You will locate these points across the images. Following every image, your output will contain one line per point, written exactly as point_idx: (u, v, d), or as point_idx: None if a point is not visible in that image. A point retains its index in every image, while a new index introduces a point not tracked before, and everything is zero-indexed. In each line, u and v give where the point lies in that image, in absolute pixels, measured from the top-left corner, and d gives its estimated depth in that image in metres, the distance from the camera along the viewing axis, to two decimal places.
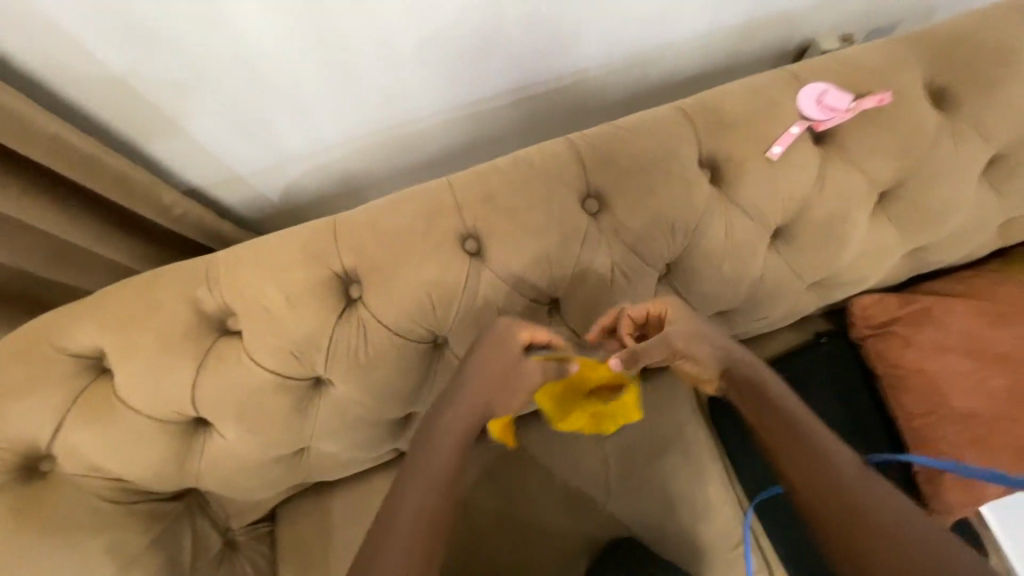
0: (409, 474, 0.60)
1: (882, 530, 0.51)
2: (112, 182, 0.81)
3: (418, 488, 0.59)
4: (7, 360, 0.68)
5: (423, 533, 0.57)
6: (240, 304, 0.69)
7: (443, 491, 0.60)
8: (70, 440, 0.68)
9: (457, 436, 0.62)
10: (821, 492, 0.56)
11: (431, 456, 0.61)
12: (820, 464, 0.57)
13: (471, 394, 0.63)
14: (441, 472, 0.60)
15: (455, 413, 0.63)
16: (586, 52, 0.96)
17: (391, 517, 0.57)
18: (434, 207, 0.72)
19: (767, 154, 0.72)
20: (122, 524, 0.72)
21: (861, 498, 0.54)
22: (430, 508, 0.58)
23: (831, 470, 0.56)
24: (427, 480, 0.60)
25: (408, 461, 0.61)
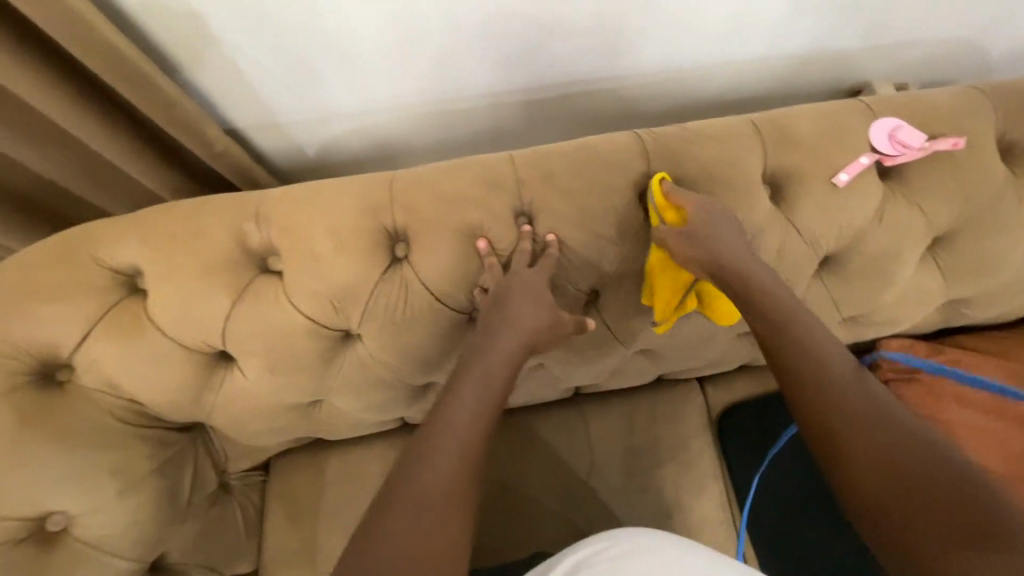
0: (432, 428, 0.58)
1: (919, 474, 0.50)
2: (162, 106, 0.80)
3: (440, 441, 0.57)
4: (44, 263, 0.67)
5: (435, 503, 0.54)
6: (287, 244, 0.69)
7: (468, 451, 0.57)
8: (93, 352, 0.67)
9: (482, 388, 0.60)
10: (847, 436, 0.54)
11: (454, 409, 0.59)
12: (847, 406, 0.55)
13: (511, 335, 0.63)
14: (464, 431, 0.58)
15: (483, 361, 0.62)
16: (645, 49, 0.93)
17: (411, 472, 0.56)
18: (493, 177, 0.71)
19: (833, 180, 0.72)
20: (131, 445, 0.71)
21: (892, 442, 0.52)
22: (454, 472, 0.56)
23: (859, 412, 0.55)
24: (448, 434, 0.57)
25: (431, 416, 0.60)
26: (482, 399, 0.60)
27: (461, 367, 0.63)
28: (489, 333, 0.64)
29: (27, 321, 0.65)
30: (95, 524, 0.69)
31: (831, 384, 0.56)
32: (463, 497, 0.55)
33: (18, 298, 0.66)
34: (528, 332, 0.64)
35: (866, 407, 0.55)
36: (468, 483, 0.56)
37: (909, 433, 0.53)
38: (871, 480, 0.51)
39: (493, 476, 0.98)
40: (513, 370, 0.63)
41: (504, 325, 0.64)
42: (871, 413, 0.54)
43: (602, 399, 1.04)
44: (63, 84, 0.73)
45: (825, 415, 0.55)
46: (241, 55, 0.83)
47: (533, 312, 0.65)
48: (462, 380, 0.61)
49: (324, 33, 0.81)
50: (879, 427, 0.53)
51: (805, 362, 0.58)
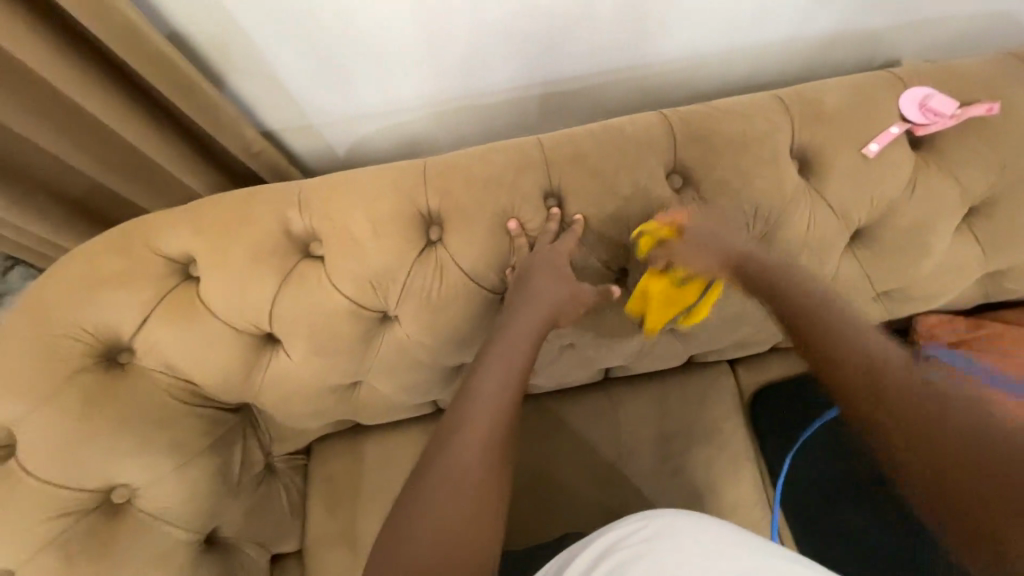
0: (461, 408, 0.62)
1: (979, 453, 0.47)
2: (205, 110, 0.86)
3: (468, 419, 0.61)
4: (107, 253, 0.72)
5: (463, 482, 0.57)
6: (327, 230, 0.72)
7: (495, 427, 0.61)
8: (152, 335, 0.71)
9: (505, 368, 0.64)
10: (899, 432, 0.52)
11: (479, 389, 0.62)
12: (874, 379, 0.56)
13: (533, 313, 0.67)
14: (490, 409, 0.61)
15: (507, 341, 0.66)
16: (669, 37, 0.94)
17: (442, 449, 0.60)
18: (523, 160, 0.74)
19: (862, 151, 0.73)
20: (188, 423, 0.75)
21: (924, 409, 0.52)
22: (483, 446, 0.59)
23: (895, 387, 0.55)
24: (474, 412, 0.61)
25: (458, 397, 0.63)
26: (505, 377, 0.63)
27: (485, 348, 0.66)
28: (512, 312, 0.67)
29: (94, 307, 0.70)
30: (156, 497, 0.73)
31: (880, 381, 0.55)
32: (494, 469, 0.59)
33: (85, 285, 0.71)
34: (550, 306, 0.67)
35: (895, 378, 0.55)
36: (498, 456, 0.60)
37: (974, 417, 0.50)
38: (909, 450, 0.51)
39: (526, 459, 1.00)
40: (534, 345, 0.67)
41: (527, 304, 0.67)
42: (928, 403, 0.52)
43: (632, 383, 1.05)
44: (117, 90, 0.79)
45: (855, 388, 0.57)
46: (276, 59, 0.87)
47: (554, 284, 0.68)
48: (487, 361, 0.64)
49: (355, 34, 0.84)
50: (915, 397, 0.53)
51: (851, 363, 0.58)
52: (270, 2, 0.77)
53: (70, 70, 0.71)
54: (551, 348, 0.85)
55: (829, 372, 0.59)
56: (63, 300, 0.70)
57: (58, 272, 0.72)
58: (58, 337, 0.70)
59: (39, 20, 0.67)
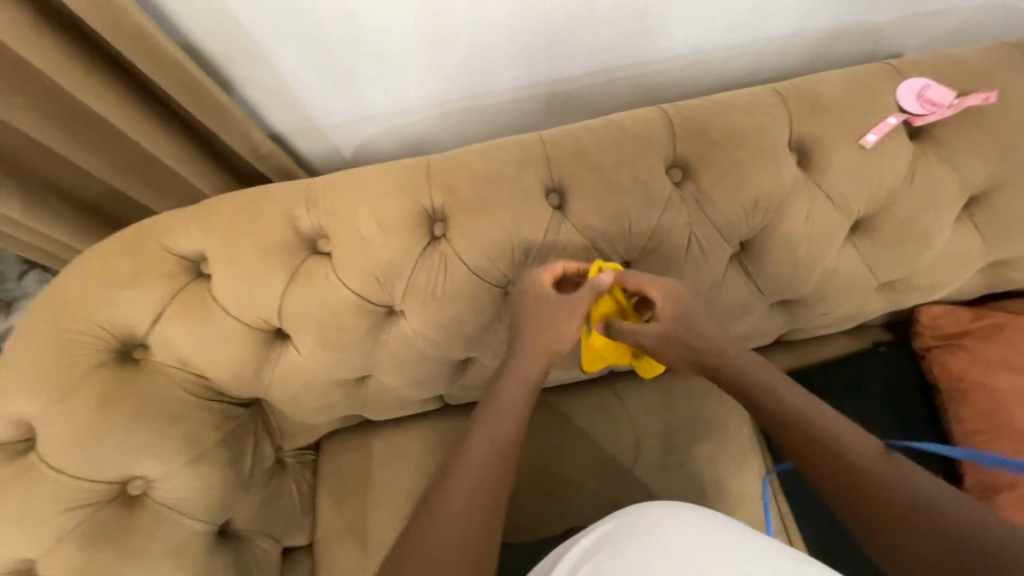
0: (453, 464, 0.64)
1: (933, 524, 0.52)
2: (214, 113, 0.88)
3: (457, 475, 0.62)
4: (121, 252, 0.74)
5: (466, 518, 0.60)
6: (334, 227, 0.74)
7: (482, 483, 0.62)
8: (166, 332, 0.73)
9: (496, 425, 0.65)
10: (885, 521, 0.55)
11: (471, 446, 0.64)
12: (832, 454, 0.60)
13: (527, 362, 0.69)
14: (478, 465, 0.63)
15: (500, 396, 0.67)
16: (669, 34, 0.95)
17: (432, 503, 0.61)
18: (524, 156, 0.75)
19: (861, 142, 0.73)
20: (201, 417, 0.77)
21: (880, 484, 0.56)
22: (468, 501, 0.61)
23: (852, 460, 0.59)
24: (465, 468, 0.63)
25: (453, 452, 0.65)
26: (496, 434, 0.65)
27: (482, 402, 0.68)
28: (511, 361, 0.70)
29: (109, 304, 0.72)
30: (171, 489, 0.75)
31: (858, 469, 0.58)
32: (477, 526, 0.60)
33: (100, 283, 0.73)
34: (546, 349, 0.69)
35: (851, 447, 0.60)
36: (483, 511, 0.61)
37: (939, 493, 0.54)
38: (879, 525, 0.55)
39: (532, 453, 1.01)
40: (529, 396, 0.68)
41: (523, 355, 0.69)
42: (901, 487, 0.55)
43: (637, 377, 1.06)
44: (128, 94, 0.81)
45: (819, 466, 0.60)
46: (281, 62, 0.89)
47: (551, 322, 0.69)
48: (482, 417, 0.66)
49: (358, 36, 0.86)
50: (869, 470, 0.58)
51: (828, 454, 0.59)
52: (274, 5, 0.79)
53: (81, 74, 0.74)
54: None
55: (792, 451, 0.63)
56: (79, 297, 0.72)
57: (74, 271, 0.74)
58: (75, 334, 0.72)
59: (50, 25, 0.69)
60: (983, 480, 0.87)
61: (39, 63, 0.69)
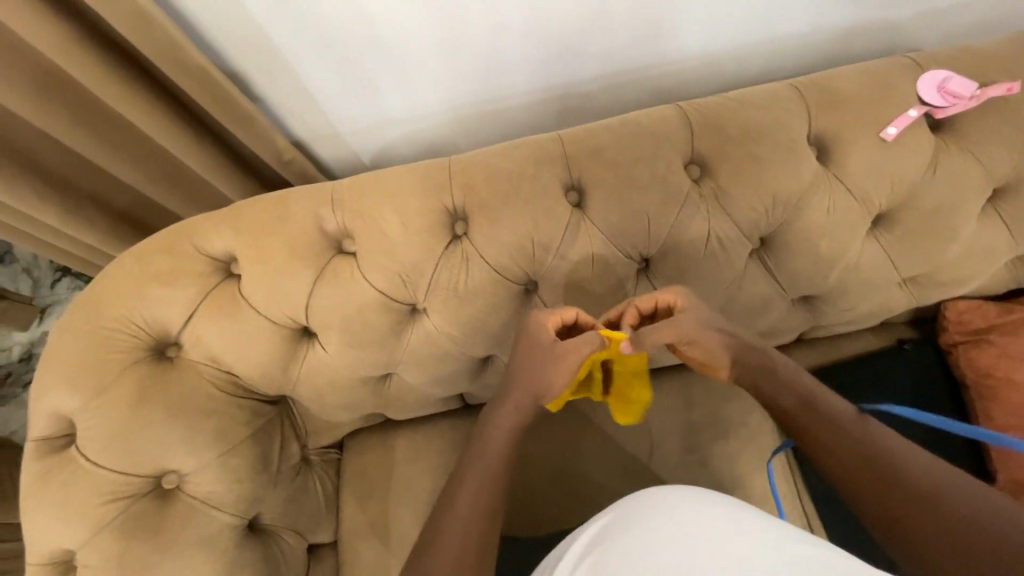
0: (441, 514, 0.64)
1: (941, 511, 0.52)
2: (240, 120, 0.91)
3: (448, 521, 0.62)
4: (154, 253, 0.77)
5: (478, 514, 0.63)
6: (359, 227, 0.76)
7: (473, 529, 0.62)
8: (198, 330, 0.76)
9: (482, 471, 0.66)
10: (883, 491, 0.56)
11: (459, 494, 0.64)
12: (847, 444, 0.60)
13: (509, 409, 0.70)
14: (467, 511, 0.63)
15: (483, 444, 0.69)
16: (683, 35, 0.96)
17: (422, 556, 0.60)
18: (543, 156, 0.76)
19: (881, 135, 0.73)
20: (230, 414, 0.79)
21: (894, 472, 0.56)
22: (460, 549, 0.60)
23: (866, 450, 0.59)
24: (454, 514, 0.63)
25: (441, 500, 0.65)
26: (482, 481, 0.65)
27: (469, 452, 0.69)
28: (494, 410, 0.71)
29: (143, 304, 0.75)
30: (202, 483, 0.77)
31: (855, 444, 0.60)
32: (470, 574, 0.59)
33: (135, 284, 0.76)
34: (528, 393, 0.70)
35: (866, 438, 0.60)
36: (476, 558, 0.60)
37: (941, 472, 0.56)
38: (886, 511, 0.55)
39: (552, 453, 1.01)
40: (513, 441, 0.69)
41: (505, 403, 0.71)
42: (901, 462, 0.57)
43: (656, 376, 1.05)
44: (158, 104, 0.85)
45: (834, 454, 0.60)
46: (304, 71, 0.92)
47: (537, 364, 0.69)
48: (467, 464, 0.68)
49: (379, 45, 0.88)
50: (883, 459, 0.58)
51: (830, 430, 0.62)
52: (298, 17, 0.82)
53: (115, 85, 0.78)
54: None
55: (807, 440, 0.63)
56: (115, 298, 0.75)
57: (110, 272, 0.77)
58: (112, 333, 0.75)
59: (87, 36, 0.73)
60: (1015, 478, 0.85)
61: (75, 72, 0.73)
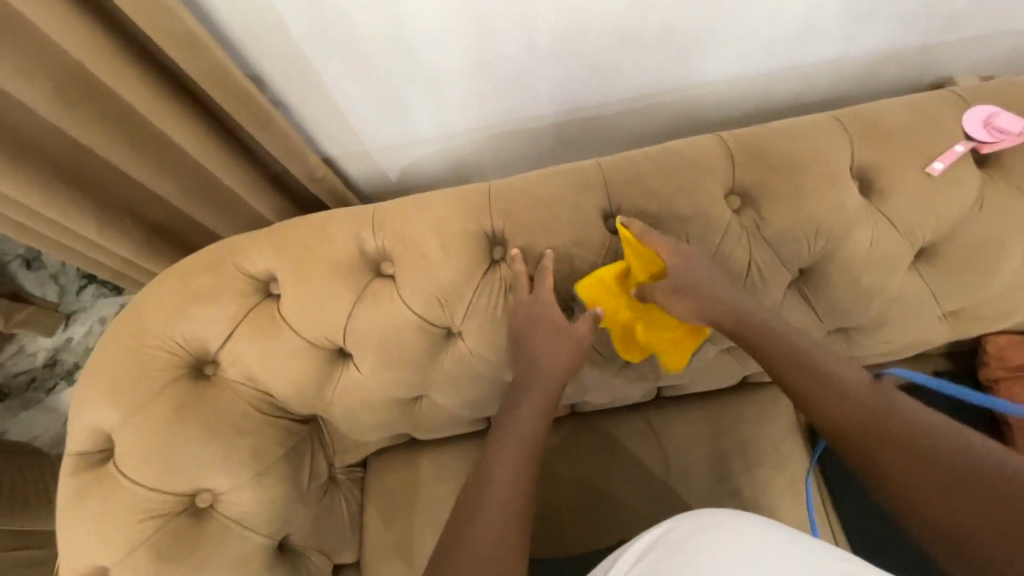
0: (479, 488, 0.64)
1: (932, 458, 0.55)
2: (277, 139, 0.93)
3: (487, 494, 0.63)
4: (196, 270, 0.78)
5: (514, 488, 0.64)
6: (398, 249, 0.76)
7: (511, 501, 0.63)
8: (237, 348, 0.76)
9: (517, 447, 0.66)
10: (884, 450, 0.58)
11: (495, 467, 0.65)
12: (843, 399, 0.62)
13: (540, 389, 0.71)
14: (505, 485, 0.64)
15: (514, 424, 0.69)
16: (715, 62, 0.97)
17: (464, 525, 0.61)
18: (582, 182, 0.76)
19: (926, 169, 0.73)
20: (265, 432, 0.79)
21: (885, 421, 0.59)
22: (501, 519, 0.61)
23: (861, 403, 0.61)
24: (493, 487, 0.63)
25: (476, 472, 0.66)
26: (517, 456, 0.66)
27: (499, 425, 0.70)
28: (522, 389, 0.72)
29: (184, 321, 0.76)
30: (236, 501, 0.77)
31: (849, 398, 0.62)
32: (512, 543, 0.61)
33: (177, 301, 0.76)
34: (557, 377, 0.71)
35: (858, 390, 0.62)
36: (515, 528, 0.62)
37: (942, 427, 0.57)
38: (881, 459, 0.58)
39: (579, 477, 1.00)
40: (544, 420, 0.70)
41: (533, 389, 0.71)
42: (908, 424, 0.58)
43: (686, 402, 1.04)
44: (201, 123, 0.86)
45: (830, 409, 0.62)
46: (341, 92, 0.94)
47: (560, 348, 0.71)
48: (500, 439, 0.68)
49: (416, 68, 0.90)
50: (875, 409, 0.60)
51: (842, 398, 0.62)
52: (339, 40, 0.84)
53: (164, 105, 0.80)
54: (609, 364, 0.87)
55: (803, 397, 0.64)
56: (157, 314, 0.76)
57: (152, 289, 0.78)
58: (152, 349, 0.76)
59: (138, 59, 0.75)
60: None
61: (127, 96, 0.75)
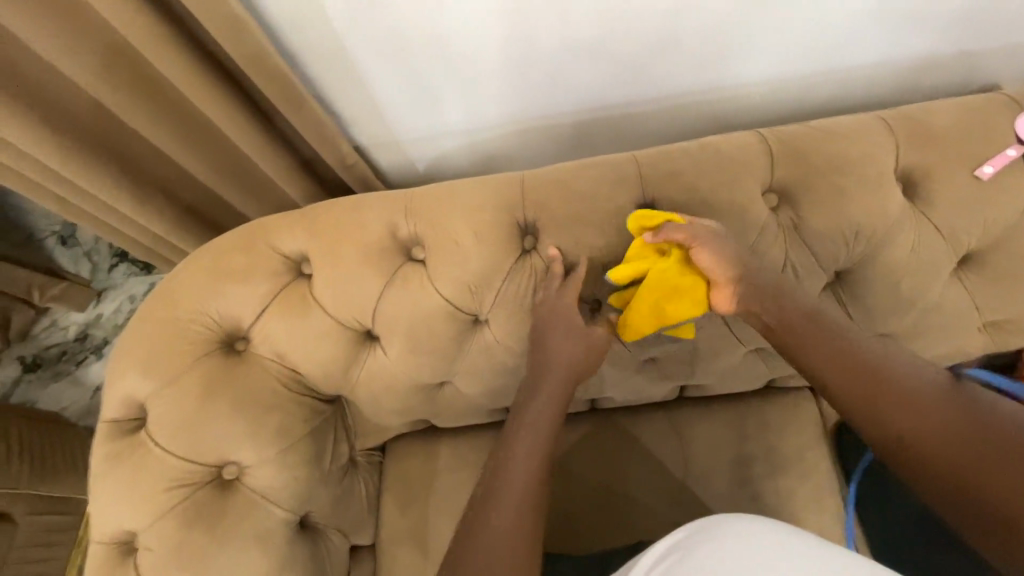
0: (494, 479, 0.62)
1: (962, 425, 0.51)
2: (312, 125, 0.94)
3: (502, 489, 0.60)
4: (232, 248, 0.79)
5: (530, 483, 0.61)
6: (431, 235, 0.77)
7: (529, 496, 0.60)
8: (269, 325, 0.78)
9: (534, 438, 0.64)
10: (907, 418, 0.53)
11: (510, 460, 0.62)
12: (858, 364, 0.57)
13: (554, 383, 0.68)
14: (522, 481, 0.61)
15: (530, 415, 0.66)
16: (754, 64, 0.95)
17: (481, 519, 0.58)
18: (617, 176, 0.76)
19: (976, 173, 0.72)
20: (293, 409, 0.80)
21: (904, 387, 0.55)
22: (518, 514, 0.59)
23: (878, 369, 0.57)
24: (509, 482, 0.61)
25: (492, 467, 0.63)
26: (535, 446, 0.63)
27: (513, 418, 0.67)
28: (536, 382, 0.69)
29: (219, 296, 0.77)
30: (261, 475, 0.78)
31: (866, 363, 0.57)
32: (530, 537, 0.58)
33: (213, 277, 0.78)
34: (571, 371, 0.69)
35: (875, 356, 0.58)
36: (534, 520, 0.59)
37: (974, 397, 0.53)
38: (903, 429, 0.53)
39: (597, 473, 0.99)
40: (561, 413, 0.67)
41: (547, 384, 0.68)
42: (932, 383, 0.55)
43: (708, 404, 1.03)
44: (240, 106, 0.88)
45: (844, 375, 0.57)
46: (375, 82, 0.95)
47: (570, 342, 0.70)
48: (514, 432, 0.65)
49: (450, 61, 0.90)
50: (894, 375, 0.56)
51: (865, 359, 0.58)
52: (377, 31, 0.84)
53: (207, 88, 0.81)
54: (634, 360, 0.86)
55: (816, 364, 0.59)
56: (193, 289, 0.78)
57: (189, 263, 0.80)
58: (187, 322, 0.77)
59: (184, 42, 0.76)
60: None
61: (171, 78, 0.76)
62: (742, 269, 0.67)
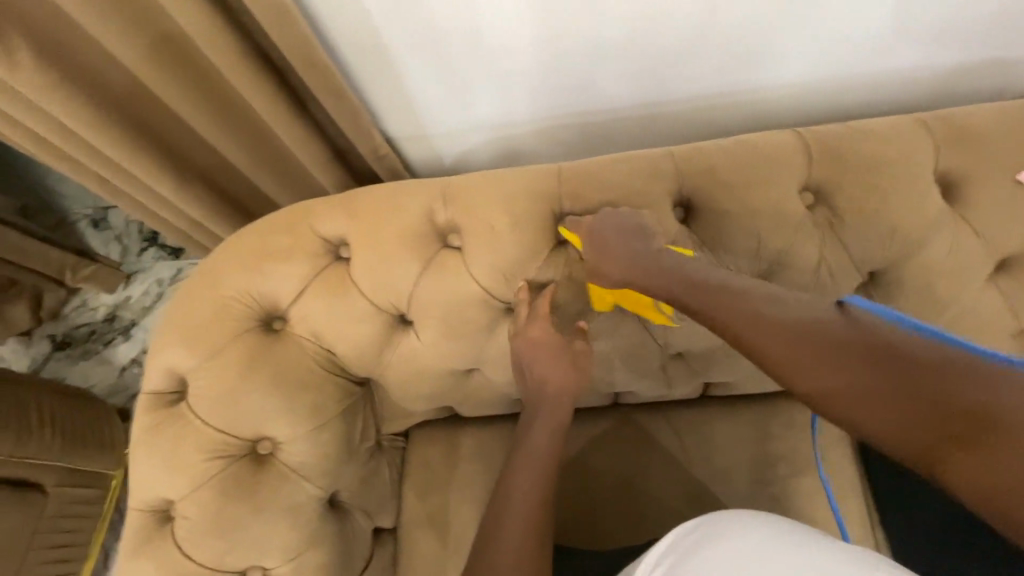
0: (498, 509, 0.70)
1: (915, 402, 0.43)
2: (348, 115, 0.96)
3: (505, 516, 0.69)
4: (273, 230, 0.81)
5: (532, 510, 0.70)
6: (467, 223, 0.78)
7: (530, 520, 0.69)
8: (308, 305, 0.80)
9: (533, 471, 0.73)
10: (855, 405, 0.46)
11: (513, 490, 0.71)
12: (795, 349, 0.50)
13: (547, 416, 0.77)
14: (523, 508, 0.70)
15: (527, 449, 0.75)
16: (789, 66, 0.95)
17: (484, 548, 0.67)
18: (654, 170, 0.77)
19: (1017, 177, 0.72)
20: (327, 388, 0.83)
21: (849, 366, 0.47)
22: (520, 536, 0.67)
23: (818, 350, 0.49)
24: (512, 509, 0.69)
25: (494, 498, 0.72)
26: (534, 479, 0.72)
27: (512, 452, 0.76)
28: (530, 418, 0.78)
29: (259, 276, 0.80)
30: (294, 452, 0.80)
31: (803, 345, 0.50)
32: (534, 556, 0.66)
33: (254, 257, 0.80)
34: (563, 397, 0.78)
35: (814, 333, 0.50)
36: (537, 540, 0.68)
37: (935, 360, 0.44)
38: (850, 415, 0.47)
39: (618, 467, 1.00)
40: (556, 443, 0.76)
41: (542, 411, 0.77)
42: (882, 350, 0.47)
43: (731, 404, 1.03)
44: (282, 94, 0.90)
45: (779, 364, 0.51)
46: (410, 76, 0.96)
47: (557, 368, 0.77)
48: (514, 468, 0.74)
49: (486, 56, 0.91)
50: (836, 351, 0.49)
51: (824, 352, 0.49)
52: (415, 25, 0.86)
53: (252, 76, 0.83)
54: (662, 354, 0.87)
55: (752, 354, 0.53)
56: (234, 268, 0.80)
57: (230, 243, 0.82)
58: (227, 300, 0.80)
59: (233, 31, 0.78)
60: None
61: (220, 65, 0.79)
62: (669, 268, 0.63)
